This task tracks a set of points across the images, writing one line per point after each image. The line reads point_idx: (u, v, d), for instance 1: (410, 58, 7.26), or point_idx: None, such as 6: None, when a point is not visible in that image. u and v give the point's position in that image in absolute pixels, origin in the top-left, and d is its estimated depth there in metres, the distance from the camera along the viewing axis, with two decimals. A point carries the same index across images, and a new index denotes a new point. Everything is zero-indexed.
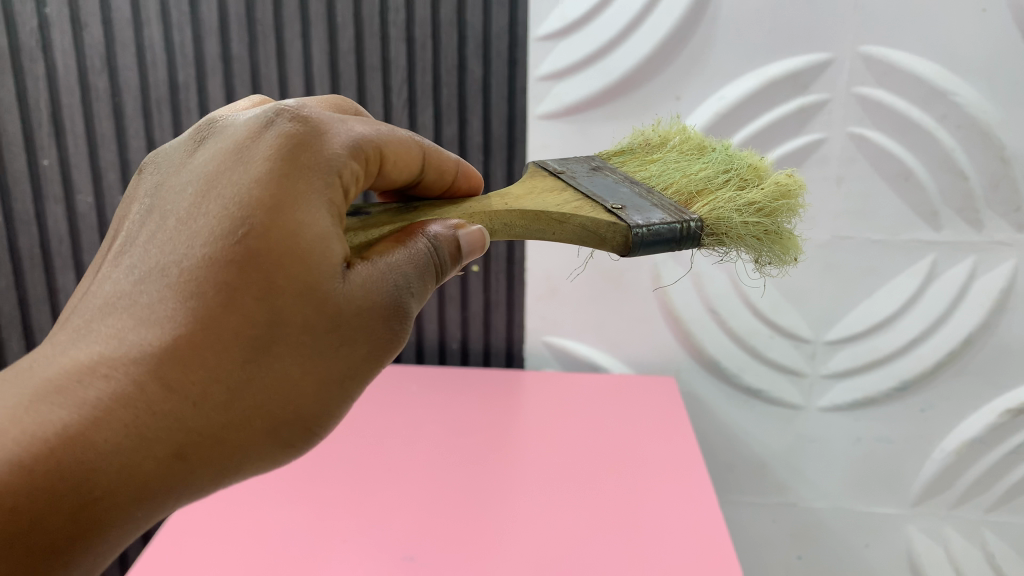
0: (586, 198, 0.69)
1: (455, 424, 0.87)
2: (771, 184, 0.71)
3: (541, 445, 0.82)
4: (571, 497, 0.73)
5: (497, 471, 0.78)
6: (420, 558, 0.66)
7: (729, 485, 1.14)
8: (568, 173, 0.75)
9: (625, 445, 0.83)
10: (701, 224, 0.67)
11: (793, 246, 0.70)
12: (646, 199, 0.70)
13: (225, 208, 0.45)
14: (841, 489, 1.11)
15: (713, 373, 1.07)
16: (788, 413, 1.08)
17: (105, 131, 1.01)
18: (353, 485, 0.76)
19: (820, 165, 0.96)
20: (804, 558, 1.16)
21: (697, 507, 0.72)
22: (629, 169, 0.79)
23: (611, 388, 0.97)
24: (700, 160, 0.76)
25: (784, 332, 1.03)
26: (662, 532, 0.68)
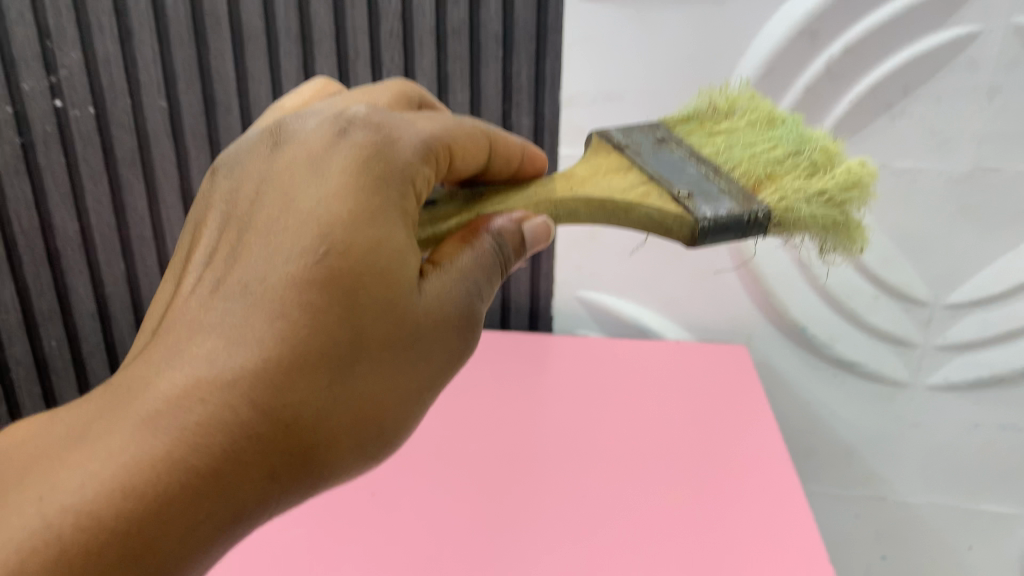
0: (652, 182, 0.69)
1: (543, 408, 0.89)
2: (843, 171, 0.70)
3: (627, 434, 0.83)
4: (668, 495, 0.75)
5: (593, 463, 0.79)
6: (544, 560, 0.67)
7: (810, 476, 1.18)
8: (635, 147, 0.75)
9: (709, 431, 0.84)
10: (768, 213, 0.67)
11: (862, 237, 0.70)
12: (713, 184, 0.70)
13: (304, 228, 0.47)
14: (943, 485, 1.13)
15: (802, 343, 1.06)
16: (894, 391, 1.07)
17: (196, 91, 1.00)
18: (451, 475, 0.78)
19: (968, 68, 0.87)
20: (887, 559, 1.21)
21: (792, 505, 0.73)
22: (695, 142, 0.78)
23: (686, 362, 0.98)
24: (770, 138, 0.76)
25: (892, 293, 1.00)
26: (759, 532, 0.70)
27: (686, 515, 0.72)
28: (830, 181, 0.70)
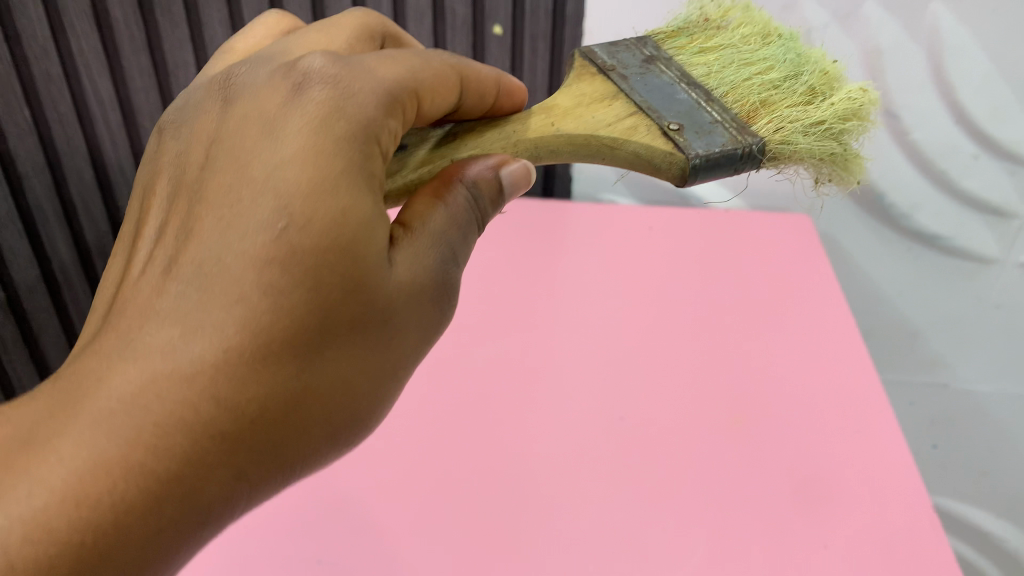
0: (639, 112, 0.65)
1: (612, 316, 0.86)
2: (844, 96, 0.67)
3: (678, 356, 0.80)
4: (727, 432, 0.72)
5: (656, 395, 0.76)
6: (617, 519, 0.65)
7: (883, 362, 1.14)
8: (622, 70, 0.70)
9: (770, 347, 0.81)
10: (762, 145, 0.64)
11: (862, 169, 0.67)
12: (705, 113, 0.66)
13: (261, 200, 0.43)
14: (1008, 367, 1.08)
15: (879, 214, 1.01)
16: (980, 268, 1.01)
17: None
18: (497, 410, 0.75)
19: None
20: (938, 449, 1.17)
21: (849, 443, 0.71)
22: (685, 59, 0.73)
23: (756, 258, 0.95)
24: (766, 56, 0.71)
25: (993, 152, 0.92)
26: (820, 475, 0.68)
27: (747, 464, 0.69)
28: (829, 108, 0.66)
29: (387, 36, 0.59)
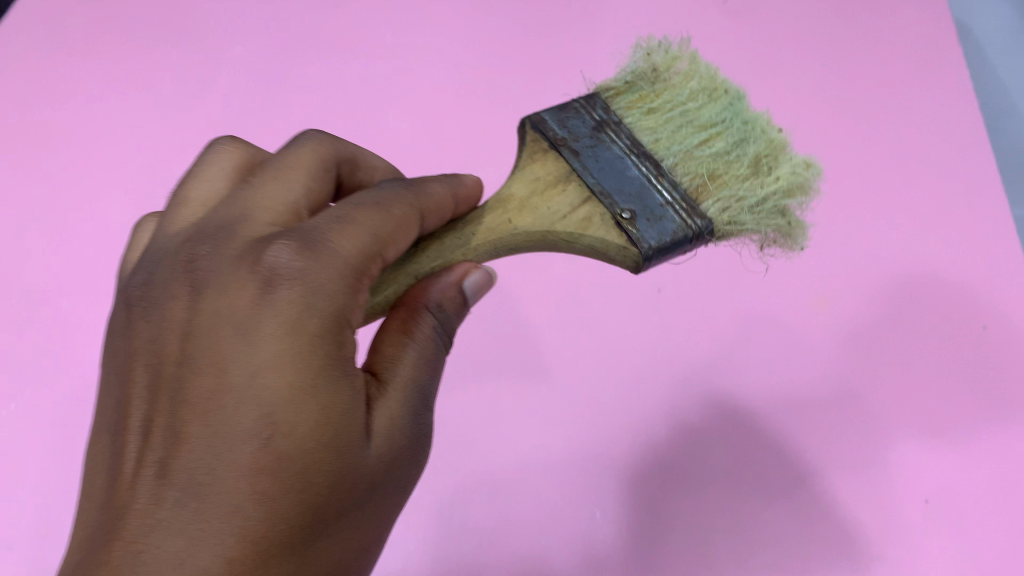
0: (591, 200, 0.67)
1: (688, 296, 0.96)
2: (790, 169, 0.68)
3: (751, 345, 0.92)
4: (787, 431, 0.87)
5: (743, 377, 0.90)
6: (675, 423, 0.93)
7: None
8: (574, 144, 0.70)
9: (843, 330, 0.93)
10: (710, 227, 0.66)
11: (806, 237, 0.70)
12: (656, 193, 0.67)
13: (246, 410, 0.45)
14: None
15: None
16: None
17: None
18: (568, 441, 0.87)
19: None
20: None
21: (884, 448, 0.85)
22: (636, 120, 0.72)
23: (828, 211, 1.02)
24: (715, 121, 0.71)
25: None
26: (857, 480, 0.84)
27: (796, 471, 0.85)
28: (775, 185, 0.68)
29: (340, 161, 0.59)
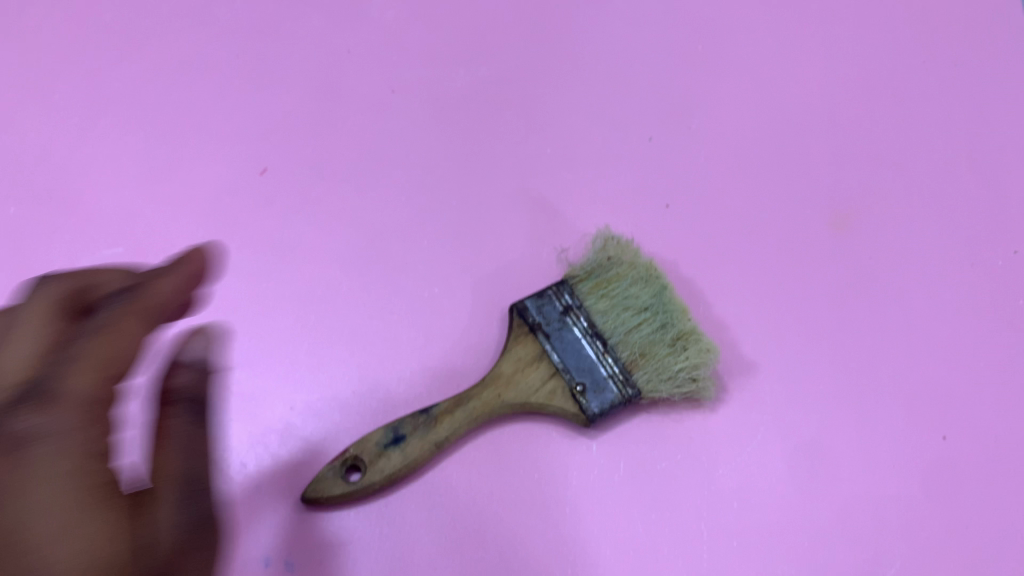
0: (557, 375, 1.14)
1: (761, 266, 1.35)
2: (699, 349, 1.16)
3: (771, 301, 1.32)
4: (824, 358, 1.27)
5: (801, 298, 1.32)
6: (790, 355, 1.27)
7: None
8: (547, 326, 1.16)
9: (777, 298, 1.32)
10: (637, 392, 1.14)
11: (703, 389, 1.18)
12: (601, 369, 1.14)
13: None
14: None
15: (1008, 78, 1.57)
16: None
17: None
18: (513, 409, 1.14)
19: None
20: None
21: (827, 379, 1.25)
22: (593, 302, 1.18)
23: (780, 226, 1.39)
24: (646, 324, 1.16)
25: None
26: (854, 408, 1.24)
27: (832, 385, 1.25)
28: (688, 359, 1.15)
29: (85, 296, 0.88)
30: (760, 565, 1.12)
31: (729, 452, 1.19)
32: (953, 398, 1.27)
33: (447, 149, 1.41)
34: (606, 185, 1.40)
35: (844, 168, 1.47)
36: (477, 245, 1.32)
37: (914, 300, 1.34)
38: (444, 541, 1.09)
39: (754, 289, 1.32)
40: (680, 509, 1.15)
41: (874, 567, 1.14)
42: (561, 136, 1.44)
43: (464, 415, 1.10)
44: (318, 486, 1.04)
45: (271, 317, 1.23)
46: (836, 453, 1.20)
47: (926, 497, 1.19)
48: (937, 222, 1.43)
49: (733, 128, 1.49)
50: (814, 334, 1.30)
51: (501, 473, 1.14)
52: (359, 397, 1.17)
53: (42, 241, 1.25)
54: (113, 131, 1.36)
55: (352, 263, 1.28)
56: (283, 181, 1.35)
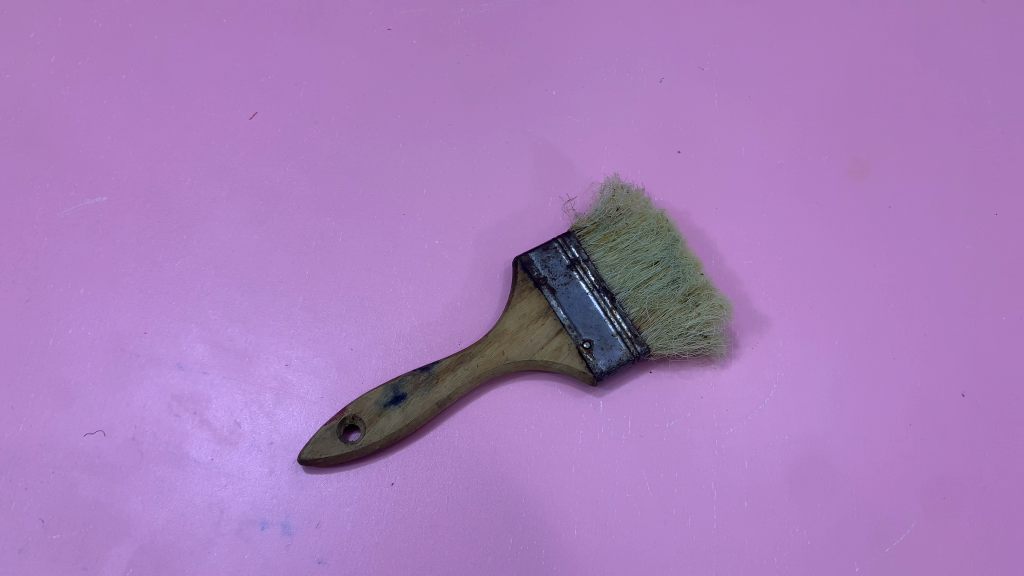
0: (562, 331, 1.09)
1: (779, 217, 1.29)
2: (708, 304, 1.11)
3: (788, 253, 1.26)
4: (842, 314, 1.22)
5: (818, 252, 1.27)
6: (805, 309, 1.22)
7: None
8: (552, 281, 1.11)
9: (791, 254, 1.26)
10: (647, 349, 1.09)
11: (713, 344, 1.13)
12: (610, 325, 1.09)
13: None
14: None
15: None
16: None
17: None
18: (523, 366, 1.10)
19: None
20: None
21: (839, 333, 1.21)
22: (600, 255, 1.13)
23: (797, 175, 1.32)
24: (656, 279, 1.11)
25: None
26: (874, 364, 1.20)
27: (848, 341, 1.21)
28: (698, 315, 1.10)
29: None
30: (771, 524, 1.10)
31: (741, 409, 1.15)
32: (973, 353, 1.22)
33: (449, 91, 1.34)
34: (615, 130, 1.33)
35: (864, 110, 1.40)
36: (479, 194, 1.26)
37: (933, 250, 1.29)
38: (447, 502, 1.06)
39: (769, 240, 1.27)
40: (690, 467, 1.11)
41: (889, 527, 1.11)
42: (570, 77, 1.37)
43: (466, 373, 1.06)
44: (316, 446, 1.00)
45: (265, 269, 1.17)
46: (851, 410, 1.17)
47: (943, 454, 1.16)
48: (961, 167, 1.36)
49: (749, 69, 1.41)
50: (831, 285, 1.24)
51: (503, 433, 1.10)
52: (357, 353, 1.12)
53: (22, 188, 1.19)
54: (93, 71, 1.28)
55: (349, 213, 1.23)
56: (274, 128, 1.28)
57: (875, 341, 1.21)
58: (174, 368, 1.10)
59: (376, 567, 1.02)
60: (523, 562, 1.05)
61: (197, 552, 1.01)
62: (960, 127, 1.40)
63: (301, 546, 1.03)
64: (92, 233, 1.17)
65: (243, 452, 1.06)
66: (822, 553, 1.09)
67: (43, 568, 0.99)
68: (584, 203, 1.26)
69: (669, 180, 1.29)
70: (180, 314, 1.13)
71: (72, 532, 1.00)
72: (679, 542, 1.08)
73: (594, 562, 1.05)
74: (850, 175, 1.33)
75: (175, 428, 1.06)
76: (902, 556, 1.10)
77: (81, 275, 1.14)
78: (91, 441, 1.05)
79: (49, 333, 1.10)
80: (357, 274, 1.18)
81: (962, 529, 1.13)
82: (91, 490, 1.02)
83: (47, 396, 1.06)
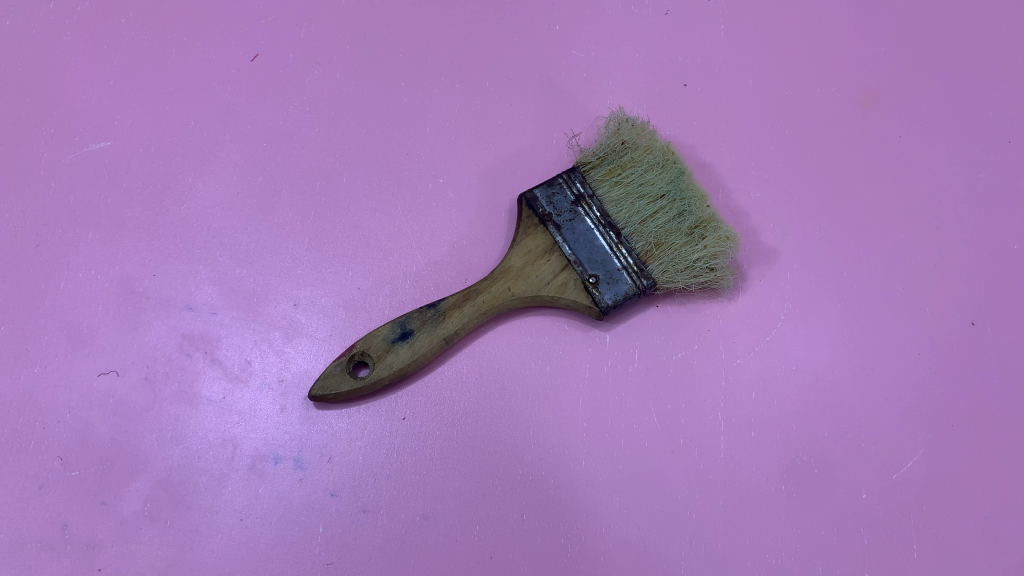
0: (568, 267, 1.09)
1: (787, 148, 1.27)
2: (715, 238, 1.11)
3: (798, 185, 1.25)
4: (851, 245, 1.22)
5: (827, 181, 1.25)
6: (814, 240, 1.21)
7: None
8: (557, 217, 1.10)
9: (800, 184, 1.25)
10: (653, 284, 1.09)
11: (720, 277, 1.13)
12: (615, 260, 1.09)
13: None
14: None
15: None
16: None
17: None
18: (531, 302, 1.10)
19: None
20: None
21: (848, 264, 1.20)
22: (606, 190, 1.12)
23: (805, 106, 1.31)
24: (662, 213, 1.10)
25: None
26: (883, 293, 1.19)
27: (857, 272, 1.20)
28: (704, 249, 1.10)
29: None
30: (779, 453, 1.10)
31: (748, 342, 1.15)
32: (983, 282, 1.21)
33: (450, 29, 1.32)
34: (619, 65, 1.31)
35: (875, 39, 1.37)
36: (483, 132, 1.25)
37: (943, 178, 1.27)
38: (457, 436, 1.07)
39: (777, 172, 1.25)
40: (698, 399, 1.12)
41: (897, 455, 1.12)
42: (573, 11, 1.34)
43: (472, 309, 1.06)
44: (325, 382, 1.01)
45: (270, 210, 1.18)
46: (859, 341, 1.16)
47: (951, 383, 1.16)
48: (974, 94, 1.34)
49: (757, 0, 1.38)
50: (840, 217, 1.23)
51: (511, 368, 1.11)
52: (364, 292, 1.13)
53: (28, 135, 1.19)
54: (93, 17, 1.28)
55: (354, 153, 1.22)
56: (276, 70, 1.27)
57: (884, 272, 1.20)
58: (184, 310, 1.11)
59: (388, 499, 1.04)
60: (533, 493, 1.06)
61: (212, 487, 1.03)
62: (973, 54, 1.37)
63: (314, 479, 1.04)
64: (98, 178, 1.18)
65: (255, 389, 1.08)
66: (830, 481, 1.10)
67: (64, 503, 1.01)
68: (589, 138, 1.25)
69: (675, 114, 1.28)
70: (188, 256, 1.14)
71: (90, 469, 1.02)
72: (687, 473, 1.09)
73: (603, 492, 1.07)
74: (860, 106, 1.31)
75: (187, 367, 1.08)
76: (909, 483, 1.11)
77: (88, 220, 1.15)
78: (104, 381, 1.06)
79: (60, 278, 1.11)
80: (362, 214, 1.18)
81: (970, 455, 1.13)
82: (107, 429, 1.04)
83: (60, 338, 1.08)
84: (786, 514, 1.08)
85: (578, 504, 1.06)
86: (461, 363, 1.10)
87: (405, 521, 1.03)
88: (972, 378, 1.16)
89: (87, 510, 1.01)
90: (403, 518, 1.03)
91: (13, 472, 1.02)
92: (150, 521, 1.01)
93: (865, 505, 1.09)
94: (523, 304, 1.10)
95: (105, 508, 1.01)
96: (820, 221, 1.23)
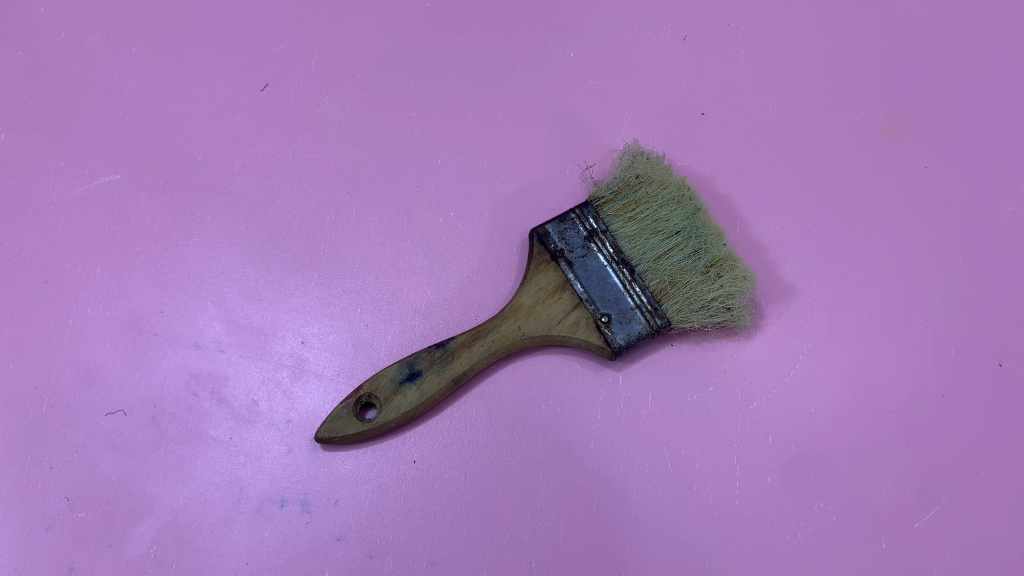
0: (580, 306, 1.06)
1: (808, 179, 1.24)
2: (732, 278, 1.07)
3: (819, 217, 1.21)
4: (874, 282, 1.18)
5: (850, 214, 1.22)
6: (835, 274, 1.18)
7: None
8: (569, 254, 1.07)
9: (822, 217, 1.21)
10: (667, 323, 1.06)
11: (737, 317, 1.10)
12: (628, 299, 1.06)
13: None
14: None
15: None
16: None
17: None
18: (541, 343, 1.07)
19: None
20: None
21: (870, 301, 1.17)
22: (620, 225, 1.09)
23: (827, 136, 1.27)
24: (677, 250, 1.07)
25: None
26: (904, 331, 1.16)
27: (878, 310, 1.16)
28: (720, 289, 1.07)
29: None
30: (796, 499, 1.07)
31: (765, 383, 1.12)
32: (1010, 320, 1.17)
33: (463, 57, 1.30)
34: (635, 93, 1.28)
35: (899, 66, 1.33)
36: (495, 163, 1.22)
37: (970, 210, 1.23)
38: (465, 479, 1.06)
39: (796, 205, 1.22)
40: (713, 443, 1.09)
41: (918, 503, 1.08)
42: (588, 38, 1.32)
43: (482, 349, 1.04)
44: (333, 424, 0.99)
45: (280, 245, 1.16)
46: (880, 382, 1.13)
47: (977, 427, 1.12)
48: (1002, 123, 1.29)
49: (777, 23, 1.35)
50: (861, 252, 1.19)
51: (522, 408, 1.09)
52: (373, 330, 1.11)
53: (38, 167, 1.19)
54: (103, 46, 1.27)
55: (363, 185, 1.20)
56: (286, 98, 1.26)
57: (907, 309, 1.17)
58: (191, 347, 1.10)
59: (394, 544, 1.02)
60: (541, 540, 1.04)
61: (218, 529, 1.02)
62: (1001, 81, 1.33)
63: (319, 523, 1.03)
64: (107, 211, 1.17)
65: (262, 430, 1.06)
66: (849, 529, 1.06)
67: (69, 545, 1.00)
68: (602, 170, 1.22)
69: (692, 144, 1.25)
70: (197, 292, 1.13)
71: (96, 510, 1.02)
72: (700, 519, 1.06)
73: (613, 539, 1.04)
74: (882, 136, 1.27)
75: (194, 406, 1.07)
76: (931, 533, 1.07)
77: (97, 255, 1.14)
78: (112, 421, 1.05)
79: (68, 314, 1.11)
80: (371, 249, 1.16)
81: (996, 504, 1.09)
82: (114, 470, 1.03)
83: (68, 376, 1.07)
84: (803, 562, 1.05)
85: (588, 552, 1.04)
86: (469, 405, 1.08)
87: (411, 567, 1.02)
88: (998, 423, 1.12)
89: (92, 553, 1.00)
90: (409, 564, 1.02)
91: (20, 513, 1.01)
92: (156, 565, 1.00)
93: (885, 554, 1.06)
94: (534, 345, 1.07)
95: (111, 551, 1.00)
96: (841, 255, 1.19)
